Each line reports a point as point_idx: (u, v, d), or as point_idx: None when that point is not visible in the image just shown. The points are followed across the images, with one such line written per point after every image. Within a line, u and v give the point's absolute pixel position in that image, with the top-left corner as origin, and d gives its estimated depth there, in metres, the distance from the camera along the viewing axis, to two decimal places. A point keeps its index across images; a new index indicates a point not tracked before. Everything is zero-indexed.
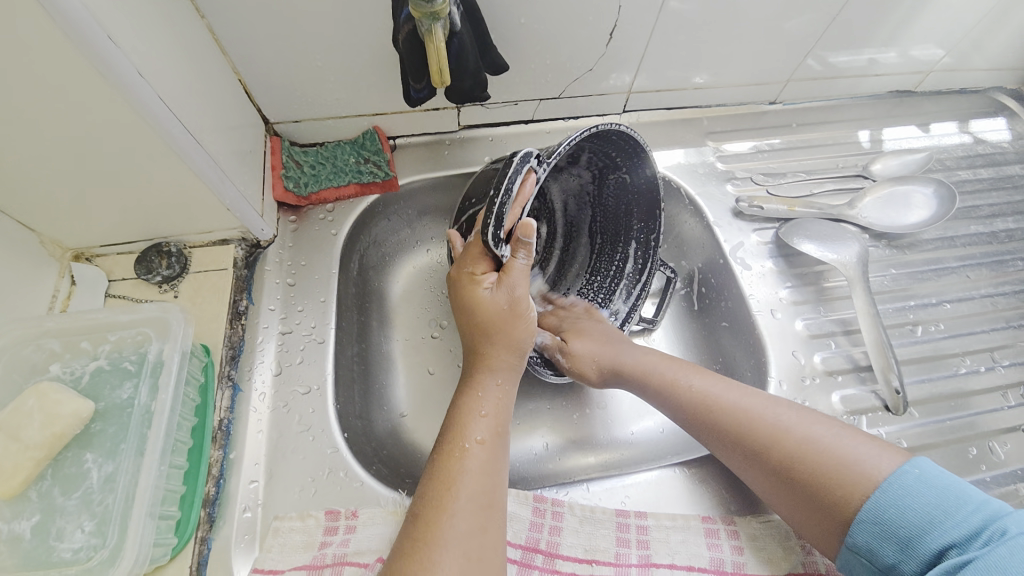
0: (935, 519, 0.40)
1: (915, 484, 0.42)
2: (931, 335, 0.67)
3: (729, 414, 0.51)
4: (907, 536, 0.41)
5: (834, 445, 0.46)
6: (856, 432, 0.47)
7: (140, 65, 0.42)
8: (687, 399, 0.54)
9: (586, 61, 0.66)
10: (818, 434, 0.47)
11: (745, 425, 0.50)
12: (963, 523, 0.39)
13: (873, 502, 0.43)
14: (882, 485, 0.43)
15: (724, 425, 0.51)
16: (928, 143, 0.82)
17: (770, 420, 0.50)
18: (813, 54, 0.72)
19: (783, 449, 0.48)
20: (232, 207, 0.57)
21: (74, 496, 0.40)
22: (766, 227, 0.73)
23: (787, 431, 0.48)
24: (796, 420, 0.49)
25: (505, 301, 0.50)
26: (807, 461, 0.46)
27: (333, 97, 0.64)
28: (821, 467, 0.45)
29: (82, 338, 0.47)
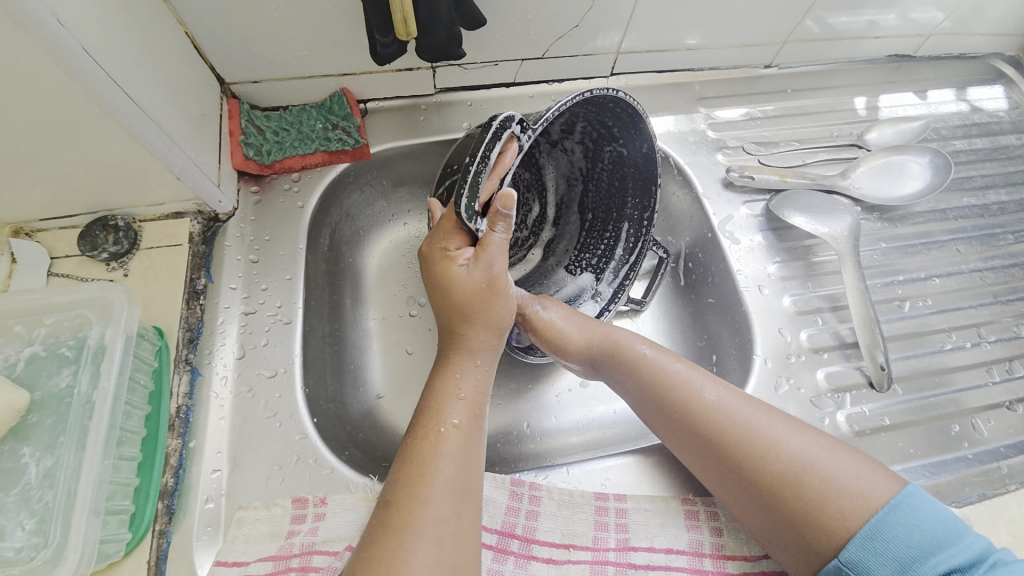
0: (939, 543, 0.40)
1: (921, 507, 0.41)
2: (918, 311, 0.66)
3: (719, 416, 0.47)
4: (909, 556, 0.40)
5: (821, 460, 0.44)
6: (848, 454, 0.45)
7: (61, 13, 0.37)
8: (677, 397, 0.49)
9: (571, 17, 0.61)
10: (808, 451, 0.44)
11: (735, 437, 0.46)
12: (967, 549, 0.39)
13: (877, 520, 0.41)
14: (889, 504, 0.41)
15: (712, 427, 0.47)
16: (925, 111, 0.79)
17: (760, 426, 0.46)
18: (811, 13, 0.67)
19: (770, 459, 0.45)
20: (183, 176, 0.52)
21: (12, 493, 0.38)
22: (757, 199, 0.70)
23: (775, 443, 0.45)
24: (785, 436, 0.45)
25: (483, 280, 0.46)
26: (795, 475, 0.44)
27: (293, 53, 0.58)
28: (808, 481, 0.43)
29: (16, 322, 0.43)
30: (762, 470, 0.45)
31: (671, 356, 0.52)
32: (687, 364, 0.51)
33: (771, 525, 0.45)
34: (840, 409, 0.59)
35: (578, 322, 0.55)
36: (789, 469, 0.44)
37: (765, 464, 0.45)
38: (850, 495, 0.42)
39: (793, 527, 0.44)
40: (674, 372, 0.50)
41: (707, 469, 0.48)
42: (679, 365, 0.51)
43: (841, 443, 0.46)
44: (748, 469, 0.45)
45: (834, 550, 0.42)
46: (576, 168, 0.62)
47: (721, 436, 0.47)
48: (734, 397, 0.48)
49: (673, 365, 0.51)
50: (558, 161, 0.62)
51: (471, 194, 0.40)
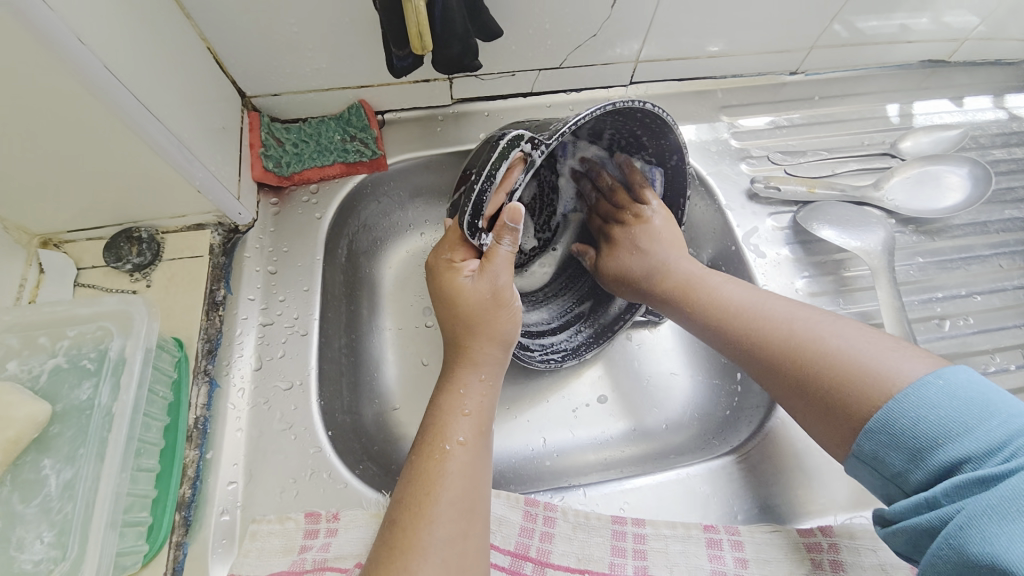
0: (952, 431, 0.34)
1: (937, 395, 0.35)
2: (958, 330, 0.63)
3: (749, 314, 0.48)
4: (918, 448, 0.35)
5: (861, 349, 0.40)
6: (902, 345, 0.40)
7: (81, 31, 0.37)
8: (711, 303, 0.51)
9: (590, 26, 0.60)
10: (837, 334, 0.42)
11: (755, 323, 0.47)
12: (985, 437, 0.33)
13: (887, 406, 0.37)
14: (903, 392, 0.36)
15: (743, 326, 0.48)
16: (961, 119, 0.76)
17: (794, 322, 0.45)
18: (840, 18, 0.65)
19: (800, 347, 0.43)
20: (203, 189, 0.53)
21: (33, 504, 0.38)
22: (784, 211, 0.67)
23: (794, 326, 0.45)
24: (815, 324, 0.44)
25: (487, 292, 0.46)
26: (822, 360, 0.41)
27: (313, 66, 0.58)
28: (836, 363, 0.40)
29: (41, 333, 0.44)
30: (794, 359, 0.43)
31: (719, 275, 0.53)
32: (733, 280, 0.52)
33: (810, 418, 0.42)
34: None
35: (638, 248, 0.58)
36: (818, 354, 0.42)
37: (795, 351, 0.43)
38: (881, 376, 0.38)
39: (827, 412, 0.40)
40: (710, 283, 0.52)
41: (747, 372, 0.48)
42: (722, 279, 0.52)
43: (902, 343, 0.41)
44: (781, 372, 0.44)
45: (856, 428, 0.38)
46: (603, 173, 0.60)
47: (750, 335, 0.47)
48: (776, 302, 0.48)
49: (714, 279, 0.53)
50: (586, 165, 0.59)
51: (474, 211, 0.42)
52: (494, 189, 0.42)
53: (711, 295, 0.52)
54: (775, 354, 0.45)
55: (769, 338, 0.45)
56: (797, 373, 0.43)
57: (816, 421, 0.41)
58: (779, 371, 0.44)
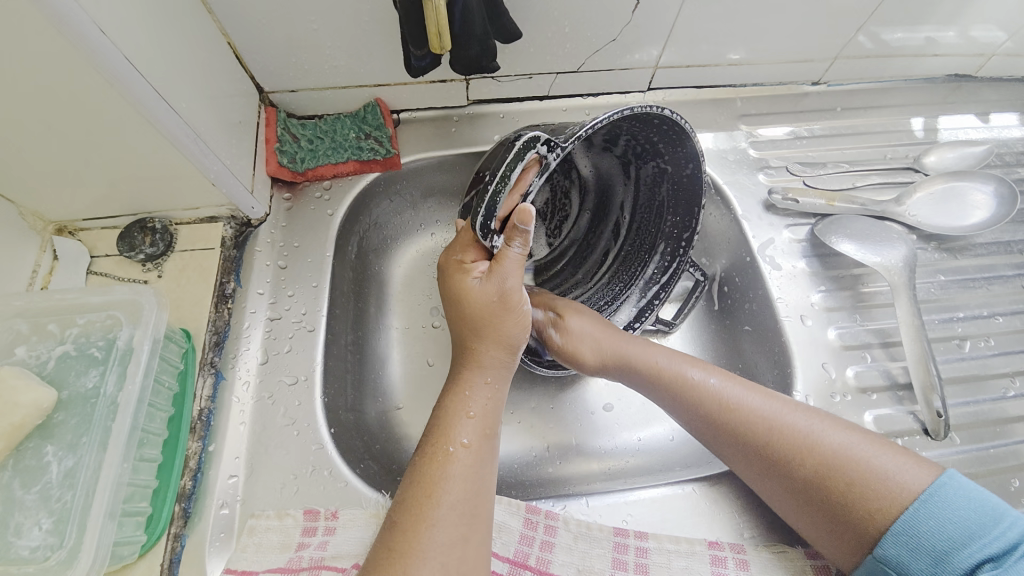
0: (974, 536, 0.38)
1: (954, 499, 0.39)
2: (980, 352, 0.61)
3: (758, 420, 0.46)
4: (943, 551, 0.38)
5: (855, 448, 0.43)
6: (879, 440, 0.44)
7: (104, 23, 0.38)
8: (706, 403, 0.48)
9: (610, 30, 0.59)
10: (840, 440, 0.44)
11: (766, 431, 0.45)
12: (1001, 537, 0.37)
13: (911, 513, 0.40)
14: (920, 499, 0.40)
15: (746, 432, 0.46)
16: (987, 135, 0.74)
17: (790, 425, 0.45)
18: (865, 28, 0.63)
19: (804, 459, 0.44)
20: (218, 181, 0.53)
21: (33, 490, 0.38)
22: (801, 223, 0.66)
23: (805, 434, 0.44)
24: (816, 428, 0.45)
25: (495, 294, 0.45)
26: (827, 473, 0.43)
27: (330, 64, 0.58)
28: (843, 478, 0.42)
29: (51, 320, 0.44)
30: (799, 470, 0.44)
31: (693, 361, 0.51)
32: (709, 367, 0.50)
33: (812, 520, 0.44)
34: None
35: (598, 330, 0.53)
36: (823, 466, 0.43)
37: (799, 465, 0.44)
38: (892, 485, 0.41)
39: (837, 524, 0.43)
40: (700, 381, 0.49)
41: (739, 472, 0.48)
42: (704, 371, 0.50)
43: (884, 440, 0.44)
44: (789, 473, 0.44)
45: (871, 541, 0.41)
46: (615, 180, 0.59)
47: (761, 440, 0.45)
48: (763, 399, 0.47)
49: (695, 369, 0.50)
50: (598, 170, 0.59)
51: (487, 212, 0.41)
52: (509, 190, 0.41)
53: (718, 392, 0.48)
54: (780, 463, 0.45)
55: (777, 446, 0.45)
56: (803, 485, 0.44)
57: (818, 524, 0.44)
58: (785, 480, 0.45)
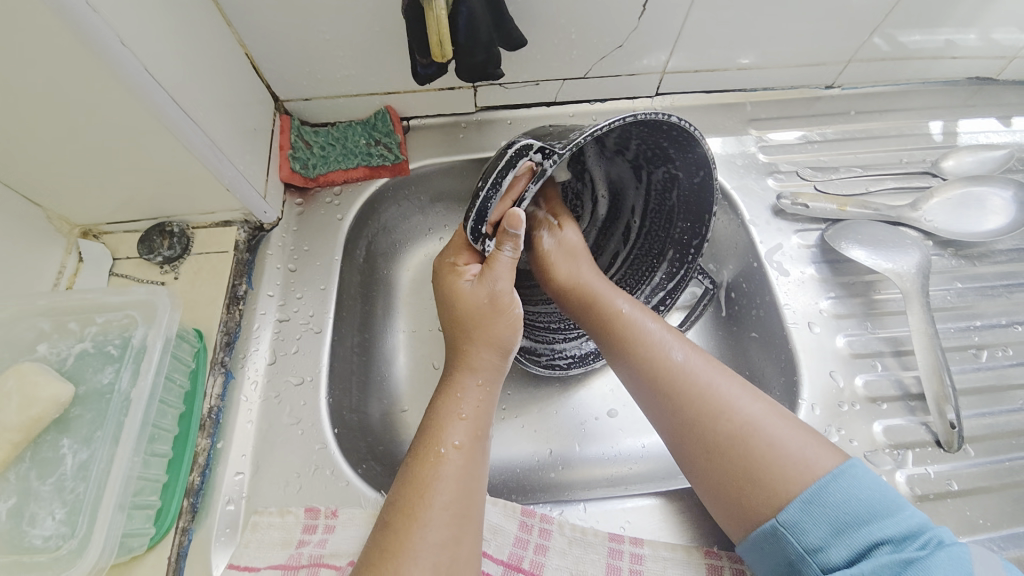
0: (874, 516, 0.37)
1: (862, 478, 0.39)
2: (997, 362, 0.59)
3: (689, 377, 0.46)
4: (845, 523, 0.37)
5: (772, 425, 0.42)
6: (802, 428, 0.43)
7: (125, 35, 0.40)
8: (643, 352, 0.48)
9: (616, 36, 0.59)
10: (761, 416, 0.43)
11: (692, 385, 0.45)
12: (904, 522, 0.37)
13: (818, 484, 0.39)
14: (830, 474, 0.39)
15: (672, 383, 0.46)
16: (1010, 139, 0.72)
17: (718, 388, 0.45)
18: (880, 30, 0.62)
19: (719, 419, 0.43)
20: (232, 187, 0.55)
21: (49, 481, 0.40)
22: (811, 229, 0.65)
23: (728, 401, 0.44)
24: (741, 400, 0.44)
25: (485, 297, 0.46)
26: (740, 438, 0.42)
27: (341, 72, 0.60)
28: (753, 445, 0.41)
29: (71, 319, 0.46)
30: (714, 427, 0.43)
31: (648, 313, 0.51)
32: (660, 322, 0.50)
33: (706, 483, 0.43)
34: (899, 467, 0.53)
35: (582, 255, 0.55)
36: (736, 430, 0.42)
37: (712, 422, 0.43)
38: (797, 464, 0.40)
39: (729, 488, 0.42)
40: (648, 328, 0.49)
41: (654, 422, 0.47)
42: (655, 323, 0.50)
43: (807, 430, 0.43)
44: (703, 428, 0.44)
45: (769, 507, 0.40)
46: (626, 180, 0.59)
47: (685, 393, 0.45)
48: (702, 360, 0.47)
49: (646, 319, 0.50)
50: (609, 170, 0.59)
51: (477, 217, 0.43)
52: (500, 196, 0.43)
53: (656, 342, 0.48)
54: (693, 418, 0.44)
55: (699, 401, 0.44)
56: (709, 442, 0.43)
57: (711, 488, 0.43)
58: (693, 435, 0.44)
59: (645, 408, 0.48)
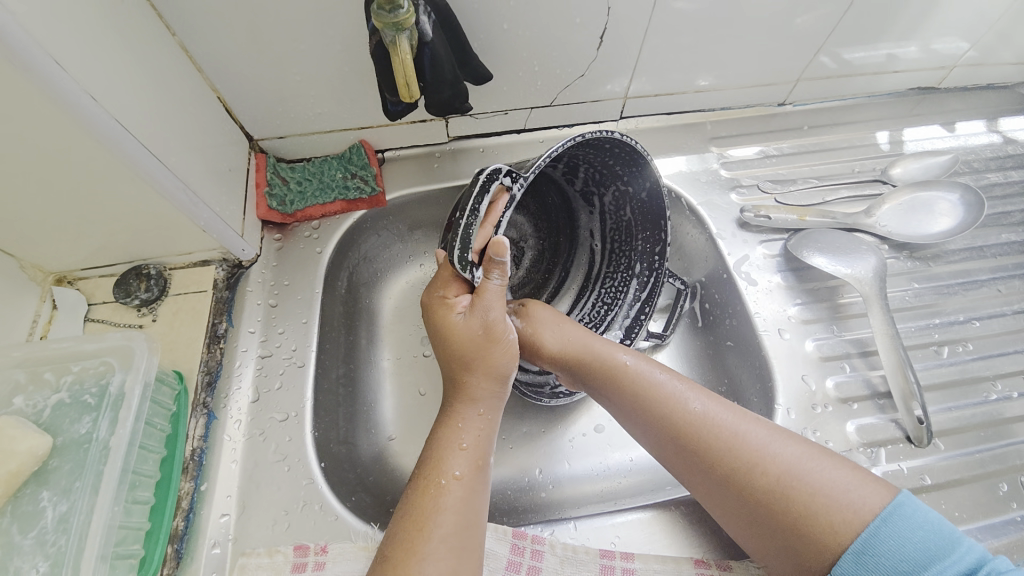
0: (931, 557, 0.38)
1: (912, 517, 0.39)
2: (958, 357, 0.62)
3: (721, 433, 0.45)
4: (903, 571, 0.38)
5: (810, 468, 0.42)
6: (834, 456, 0.44)
7: (93, 89, 0.41)
8: (662, 409, 0.48)
9: (576, 67, 0.63)
10: (798, 458, 0.43)
11: (724, 444, 0.45)
12: (960, 561, 0.37)
13: (868, 534, 0.39)
14: (880, 517, 0.40)
15: (700, 440, 0.45)
16: (953, 144, 0.76)
17: (749, 438, 0.44)
18: (825, 50, 0.66)
19: (760, 472, 0.43)
20: (209, 228, 0.56)
21: (29, 536, 0.39)
22: (775, 239, 0.68)
23: (765, 451, 0.44)
24: (778, 447, 0.44)
25: (479, 327, 0.47)
26: (784, 488, 0.42)
27: (316, 110, 0.62)
28: (800, 496, 0.41)
29: (47, 369, 0.46)
30: (758, 483, 0.43)
31: (658, 365, 0.51)
32: (671, 375, 0.50)
33: (759, 536, 0.44)
34: (874, 465, 0.55)
35: (565, 325, 0.54)
36: (778, 484, 0.42)
37: (750, 477, 0.43)
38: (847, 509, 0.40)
39: (786, 543, 0.42)
40: (660, 382, 0.49)
41: (687, 480, 0.47)
42: (668, 374, 0.50)
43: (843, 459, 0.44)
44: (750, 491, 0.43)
45: (827, 564, 0.40)
46: (580, 207, 0.64)
47: (721, 454, 0.44)
48: (722, 407, 0.47)
49: (656, 371, 0.50)
50: (560, 199, 0.64)
51: (463, 246, 0.42)
52: (480, 222, 0.44)
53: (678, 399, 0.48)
54: (731, 475, 0.44)
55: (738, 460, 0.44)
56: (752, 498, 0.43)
57: (765, 539, 0.43)
58: (733, 491, 0.44)
59: (675, 465, 0.48)
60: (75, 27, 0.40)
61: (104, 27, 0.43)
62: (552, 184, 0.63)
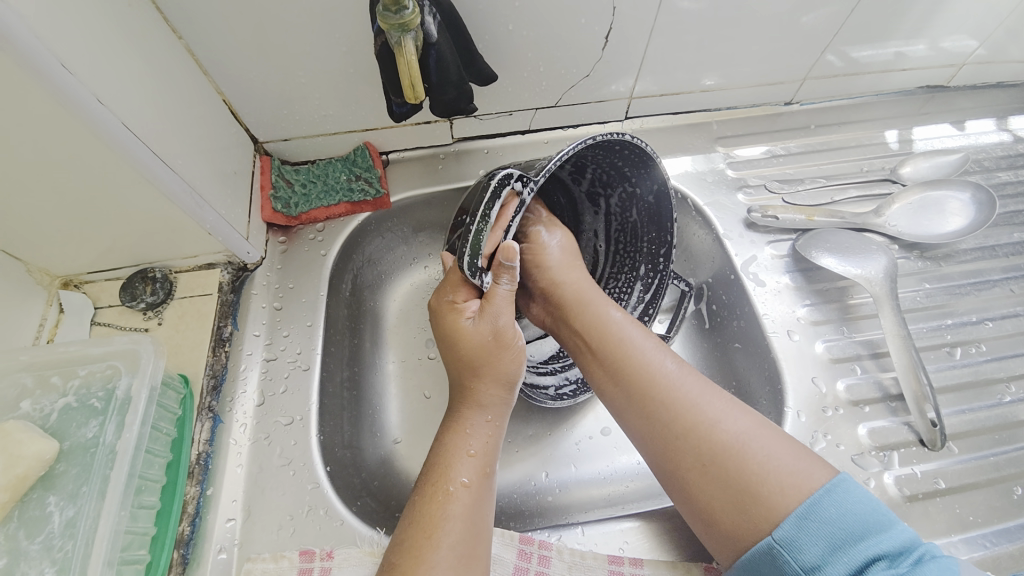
0: (869, 529, 0.35)
1: (854, 490, 0.37)
2: (971, 359, 0.61)
3: (677, 388, 0.44)
4: (841, 539, 0.35)
5: (761, 441, 0.40)
6: (795, 443, 0.41)
7: (100, 92, 0.41)
8: (624, 361, 0.47)
9: (581, 67, 0.62)
10: (751, 431, 0.41)
11: (678, 399, 0.43)
12: (898, 536, 0.35)
13: (811, 500, 0.37)
14: (825, 487, 0.37)
15: (654, 393, 0.44)
16: (964, 142, 0.75)
17: (705, 399, 0.43)
18: (832, 49, 0.66)
19: (706, 432, 0.41)
20: (213, 231, 0.55)
21: (37, 541, 0.39)
22: (782, 239, 0.67)
23: (719, 416, 0.42)
24: (733, 415, 0.42)
25: (489, 332, 0.46)
26: (727, 448, 0.40)
27: (320, 113, 0.62)
28: (742, 458, 0.39)
29: (54, 373, 0.46)
30: (702, 439, 0.41)
31: (635, 323, 0.50)
32: (646, 335, 0.49)
33: (690, 498, 0.41)
34: (887, 469, 0.54)
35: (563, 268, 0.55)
36: (723, 444, 0.40)
37: (695, 434, 0.42)
38: (790, 481, 0.38)
39: (717, 505, 0.39)
40: (632, 337, 0.48)
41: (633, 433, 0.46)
42: (642, 333, 0.49)
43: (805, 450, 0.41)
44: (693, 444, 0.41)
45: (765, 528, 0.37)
46: (586, 207, 0.64)
47: (671, 404, 0.43)
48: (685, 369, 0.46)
49: (632, 328, 0.49)
50: (565, 199, 0.64)
51: (472, 251, 0.43)
52: (491, 226, 0.44)
53: (643, 354, 0.47)
54: (676, 430, 0.42)
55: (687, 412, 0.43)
56: (693, 454, 0.41)
57: (696, 503, 0.41)
58: (675, 445, 0.42)
59: (625, 417, 0.46)
60: (81, 31, 0.40)
61: (110, 30, 0.43)
62: (558, 185, 0.63)
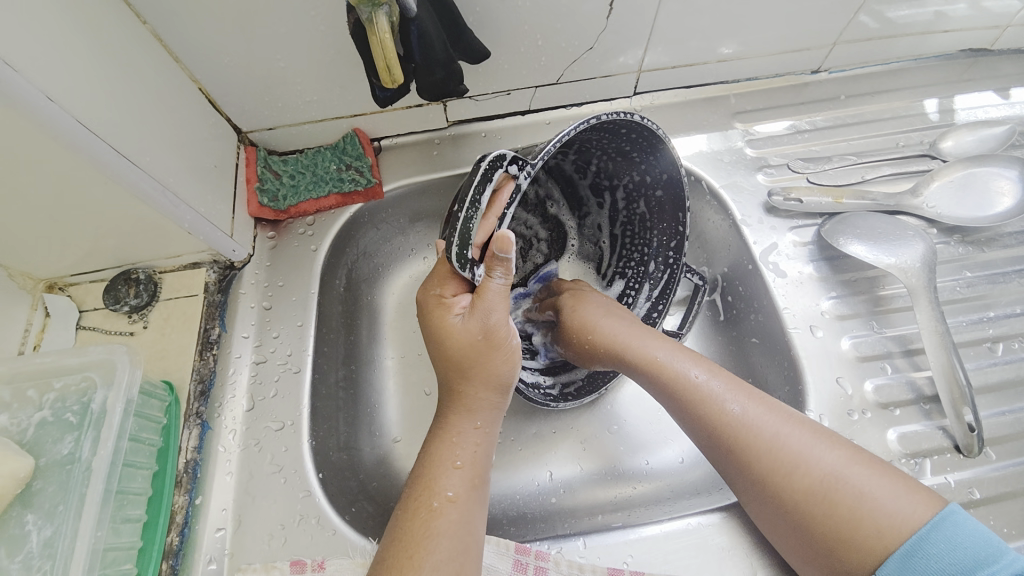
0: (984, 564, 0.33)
1: (966, 525, 0.34)
2: (1014, 355, 0.55)
3: (760, 431, 0.41)
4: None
5: (860, 477, 0.38)
6: (890, 471, 0.38)
7: (51, 87, 0.38)
8: (700, 408, 0.44)
9: (585, 39, 0.57)
10: (844, 463, 0.38)
11: (761, 442, 0.41)
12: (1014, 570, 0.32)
13: (915, 539, 0.34)
14: (928, 524, 0.35)
15: (735, 443, 0.42)
16: (1010, 112, 0.68)
17: (788, 439, 0.40)
18: (866, 8, 0.58)
19: (794, 476, 0.39)
20: (193, 230, 0.53)
21: (15, 561, 0.38)
22: (806, 224, 0.62)
23: (807, 453, 0.39)
24: (821, 451, 0.39)
25: (479, 331, 0.42)
26: (821, 492, 0.38)
27: (303, 99, 0.58)
28: (838, 500, 0.37)
29: (29, 386, 0.44)
30: (791, 485, 0.39)
31: (693, 359, 0.47)
32: (706, 368, 0.46)
33: (801, 542, 0.40)
34: (917, 478, 0.50)
35: (606, 317, 0.52)
36: (817, 485, 0.38)
37: (787, 479, 0.39)
38: (889, 519, 0.35)
39: (824, 550, 0.38)
40: (698, 378, 0.45)
41: (723, 473, 0.44)
42: (703, 371, 0.46)
43: (902, 474, 0.38)
44: (786, 489, 0.39)
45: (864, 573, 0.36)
46: (589, 201, 0.59)
47: (761, 451, 0.41)
48: (762, 408, 0.42)
49: (693, 369, 0.46)
50: (565, 196, 0.60)
51: (461, 240, 0.38)
52: (482, 214, 0.40)
53: (717, 396, 0.44)
54: (765, 479, 0.40)
55: (774, 457, 0.40)
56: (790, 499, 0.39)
57: (808, 547, 0.39)
58: (769, 493, 0.40)
59: (714, 459, 0.44)
60: (24, 21, 0.36)
61: (63, 18, 0.39)
62: (561, 179, 0.58)
